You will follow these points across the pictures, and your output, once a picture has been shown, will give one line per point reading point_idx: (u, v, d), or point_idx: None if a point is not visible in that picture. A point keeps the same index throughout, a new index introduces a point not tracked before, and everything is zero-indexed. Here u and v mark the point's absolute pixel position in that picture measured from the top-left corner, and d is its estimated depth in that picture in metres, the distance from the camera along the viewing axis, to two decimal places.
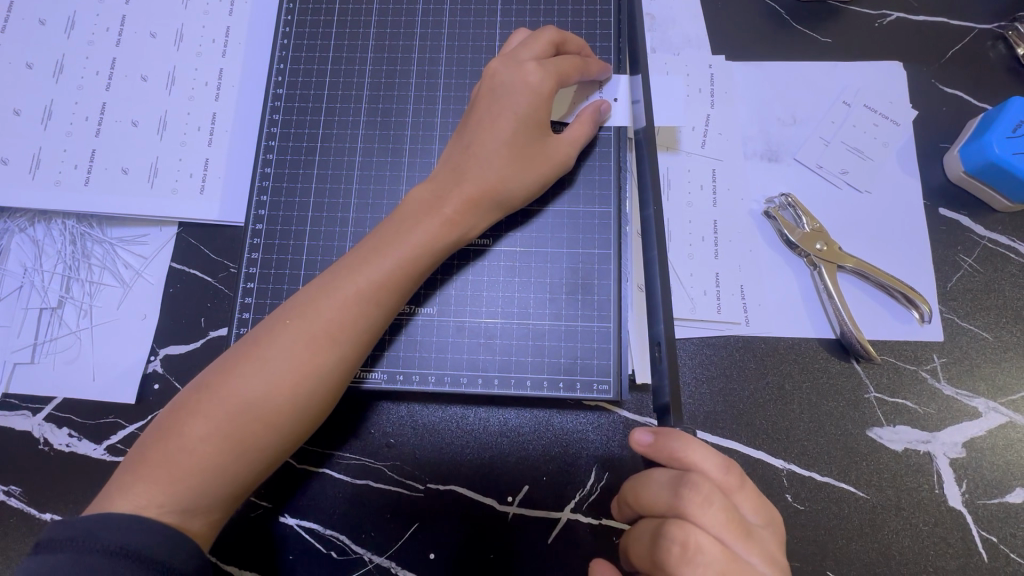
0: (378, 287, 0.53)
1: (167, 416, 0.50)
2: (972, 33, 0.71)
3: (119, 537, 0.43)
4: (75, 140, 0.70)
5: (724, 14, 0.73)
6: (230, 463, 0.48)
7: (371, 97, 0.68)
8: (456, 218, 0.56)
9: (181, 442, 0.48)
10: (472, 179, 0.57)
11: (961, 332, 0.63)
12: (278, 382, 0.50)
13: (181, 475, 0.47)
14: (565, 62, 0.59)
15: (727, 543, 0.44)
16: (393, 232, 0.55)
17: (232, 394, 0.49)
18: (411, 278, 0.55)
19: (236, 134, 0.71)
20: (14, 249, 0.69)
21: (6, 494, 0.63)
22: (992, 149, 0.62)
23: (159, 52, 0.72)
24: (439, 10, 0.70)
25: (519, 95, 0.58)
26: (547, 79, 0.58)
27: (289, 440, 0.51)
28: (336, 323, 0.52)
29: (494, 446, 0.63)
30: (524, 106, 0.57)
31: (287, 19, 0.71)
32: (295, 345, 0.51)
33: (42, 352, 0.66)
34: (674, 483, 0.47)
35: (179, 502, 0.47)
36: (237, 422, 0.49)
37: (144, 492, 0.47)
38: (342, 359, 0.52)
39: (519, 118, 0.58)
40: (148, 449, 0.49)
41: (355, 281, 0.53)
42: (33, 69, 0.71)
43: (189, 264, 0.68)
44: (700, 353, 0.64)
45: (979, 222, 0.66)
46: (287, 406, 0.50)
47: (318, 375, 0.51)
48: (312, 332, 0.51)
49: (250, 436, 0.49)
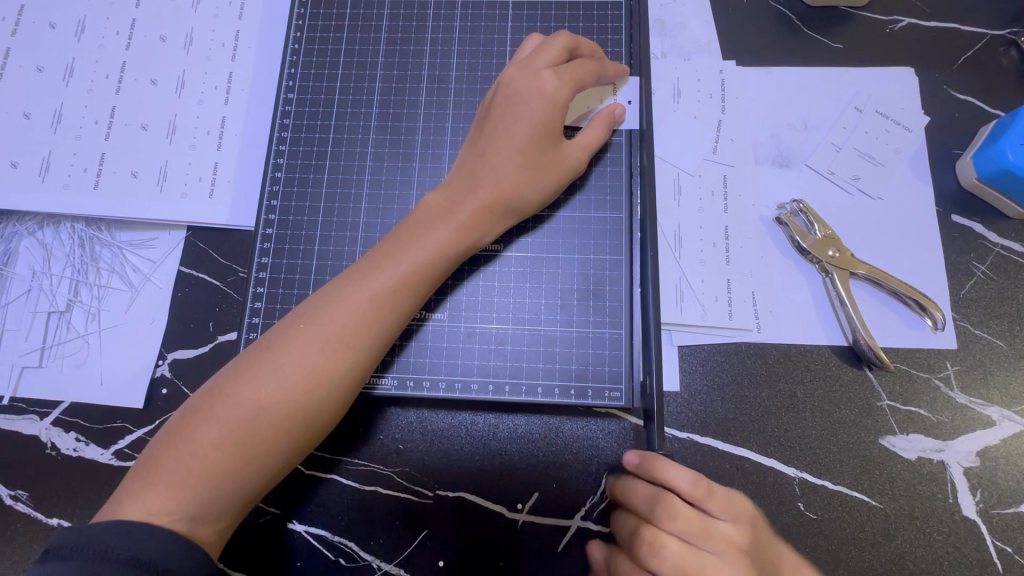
0: (393, 291, 0.53)
1: (178, 421, 0.50)
2: (984, 40, 0.71)
3: (130, 546, 0.42)
4: (85, 143, 0.70)
5: (735, 20, 0.73)
6: (241, 469, 0.48)
7: (382, 102, 0.68)
8: (472, 224, 0.56)
9: (192, 447, 0.48)
10: (486, 184, 0.57)
11: (974, 340, 0.63)
12: (290, 387, 0.49)
13: (192, 481, 0.47)
14: (581, 69, 0.59)
15: (693, 544, 0.49)
16: (408, 236, 0.55)
17: (245, 399, 0.49)
18: (424, 283, 0.54)
19: (246, 138, 0.71)
20: (22, 252, 0.69)
21: (13, 499, 0.62)
22: (1005, 155, 0.62)
23: (169, 56, 0.72)
24: (449, 16, 0.70)
25: (534, 101, 0.57)
26: (562, 87, 0.58)
27: (300, 446, 0.50)
28: (349, 328, 0.51)
29: (504, 452, 0.62)
30: (540, 112, 0.57)
31: (298, 22, 0.71)
32: (307, 349, 0.50)
33: (50, 356, 0.66)
34: (651, 496, 0.51)
35: (190, 510, 0.47)
36: (248, 427, 0.48)
37: (155, 499, 0.46)
38: (353, 363, 0.51)
39: (534, 124, 0.57)
40: (159, 455, 0.48)
41: (370, 285, 0.52)
42: (43, 73, 0.71)
43: (198, 268, 0.68)
44: (712, 360, 0.63)
45: (992, 229, 0.66)
46: (299, 411, 0.49)
47: (331, 380, 0.50)
48: (326, 337, 0.51)
49: (260, 441, 0.48)
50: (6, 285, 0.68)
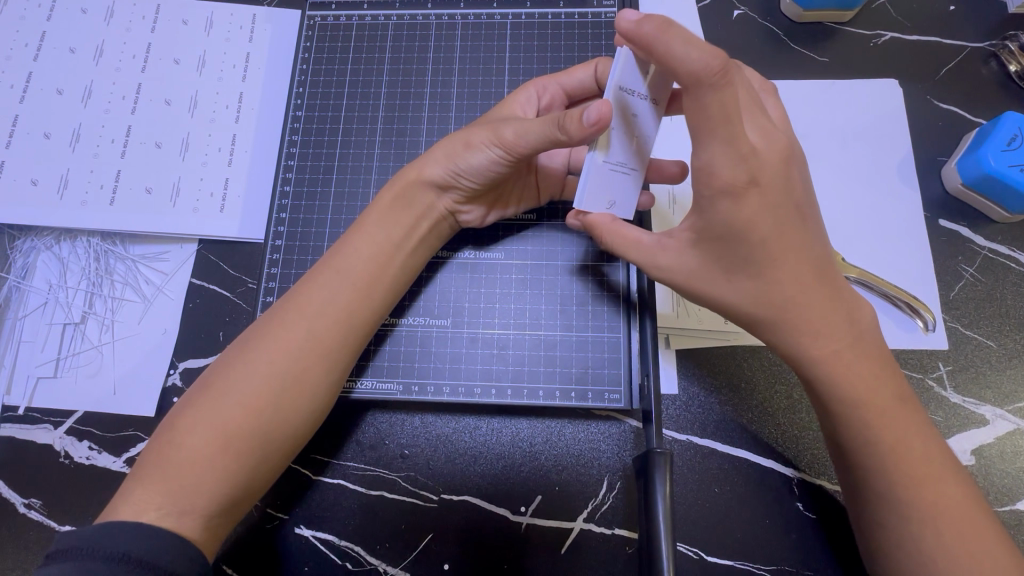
0: (354, 276, 0.56)
1: (164, 423, 0.52)
2: (965, 51, 0.74)
3: (121, 544, 0.43)
4: (102, 161, 0.72)
5: (725, 36, 0.76)
6: (217, 453, 0.49)
7: (386, 119, 0.71)
8: (412, 196, 0.59)
9: (173, 437, 0.50)
10: (430, 158, 0.60)
11: (965, 341, 0.65)
12: (259, 368, 0.51)
13: (174, 473, 0.48)
14: (571, 75, 0.64)
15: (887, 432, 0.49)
16: (367, 223, 0.59)
17: (220, 385, 0.51)
18: (382, 265, 0.57)
19: (255, 154, 0.74)
20: (39, 266, 0.71)
21: (26, 507, 0.64)
22: (987, 161, 0.64)
23: (182, 77, 0.76)
24: (451, 36, 0.73)
25: (509, 98, 0.63)
26: (532, 84, 0.64)
27: (274, 427, 0.51)
28: (313, 307, 0.54)
29: (505, 455, 0.64)
30: (505, 104, 0.63)
31: (306, 44, 0.74)
32: (273, 334, 0.53)
33: (64, 367, 0.68)
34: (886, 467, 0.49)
35: (179, 505, 0.47)
36: (220, 410, 0.50)
37: (144, 496, 0.47)
38: (318, 342, 0.53)
39: (497, 109, 0.62)
40: (149, 455, 0.50)
41: (332, 274, 0.56)
42: (63, 95, 0.74)
43: (209, 280, 0.70)
44: (709, 363, 0.65)
45: (979, 232, 0.68)
46: (267, 392, 0.51)
47: (296, 359, 0.52)
48: (289, 320, 0.53)
49: (233, 423, 0.49)
50: (24, 299, 0.70)
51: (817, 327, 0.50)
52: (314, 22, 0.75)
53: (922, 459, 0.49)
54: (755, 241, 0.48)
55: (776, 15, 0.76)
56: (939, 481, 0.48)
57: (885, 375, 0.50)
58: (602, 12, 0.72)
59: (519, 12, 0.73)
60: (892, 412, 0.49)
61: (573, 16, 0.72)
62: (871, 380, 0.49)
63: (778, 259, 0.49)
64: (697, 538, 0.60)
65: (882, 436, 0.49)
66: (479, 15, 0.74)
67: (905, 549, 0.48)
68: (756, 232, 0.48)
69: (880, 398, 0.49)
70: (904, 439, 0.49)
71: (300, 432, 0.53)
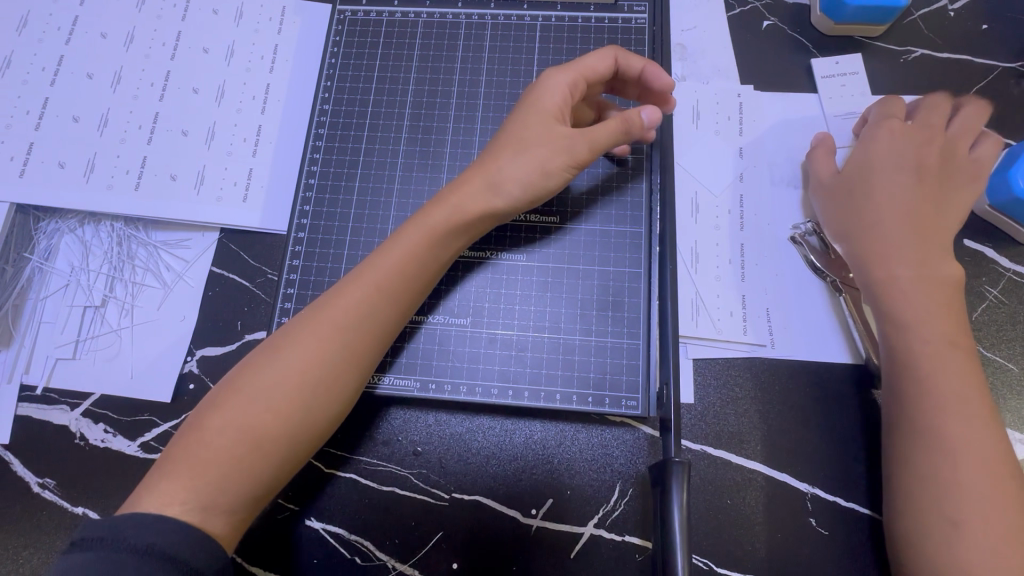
0: (386, 283, 0.55)
1: (191, 420, 0.52)
2: (996, 71, 0.73)
3: (147, 535, 0.43)
4: (129, 147, 0.73)
5: (754, 46, 0.76)
6: (244, 455, 0.49)
7: (413, 116, 0.71)
8: (465, 214, 0.58)
9: (200, 435, 0.50)
10: (480, 168, 0.59)
11: (986, 363, 0.64)
12: (290, 372, 0.51)
13: (200, 471, 0.48)
14: (593, 65, 0.62)
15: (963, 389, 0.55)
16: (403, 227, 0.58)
17: (250, 387, 0.51)
18: (416, 274, 0.57)
19: (280, 146, 0.74)
20: (62, 248, 0.72)
21: (40, 486, 0.64)
22: (1016, 182, 0.64)
23: (211, 65, 0.76)
24: (480, 35, 0.73)
25: (539, 95, 0.60)
26: (555, 84, 0.60)
27: (302, 433, 0.51)
28: (346, 314, 0.54)
29: (519, 457, 0.64)
30: (539, 107, 0.60)
31: (335, 39, 0.74)
32: (303, 338, 0.53)
33: (83, 349, 0.69)
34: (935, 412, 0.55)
35: (202, 500, 0.47)
36: (250, 412, 0.50)
37: (169, 490, 0.47)
38: (348, 350, 0.53)
39: (533, 115, 0.59)
40: (173, 450, 0.50)
41: (367, 278, 0.55)
42: (93, 80, 0.75)
43: (229, 269, 0.71)
44: (726, 373, 0.65)
45: (1004, 254, 0.67)
46: (296, 396, 0.51)
47: (327, 366, 0.52)
48: (322, 325, 0.53)
49: (261, 425, 0.50)
50: (45, 280, 0.71)
51: (898, 255, 0.61)
52: (344, 17, 0.75)
53: (971, 425, 0.54)
54: (878, 171, 0.65)
55: (807, 26, 0.76)
56: (980, 447, 0.53)
57: (964, 352, 0.57)
58: (632, 17, 0.72)
59: (550, 15, 0.73)
60: (956, 374, 0.55)
61: (603, 21, 0.72)
62: (935, 329, 0.57)
63: (886, 197, 0.63)
64: (708, 549, 0.60)
65: (937, 386, 0.55)
66: (509, 15, 0.74)
67: (909, 531, 0.53)
68: (882, 167, 0.65)
69: (948, 360, 0.56)
70: (960, 399, 0.54)
71: (324, 436, 0.53)
